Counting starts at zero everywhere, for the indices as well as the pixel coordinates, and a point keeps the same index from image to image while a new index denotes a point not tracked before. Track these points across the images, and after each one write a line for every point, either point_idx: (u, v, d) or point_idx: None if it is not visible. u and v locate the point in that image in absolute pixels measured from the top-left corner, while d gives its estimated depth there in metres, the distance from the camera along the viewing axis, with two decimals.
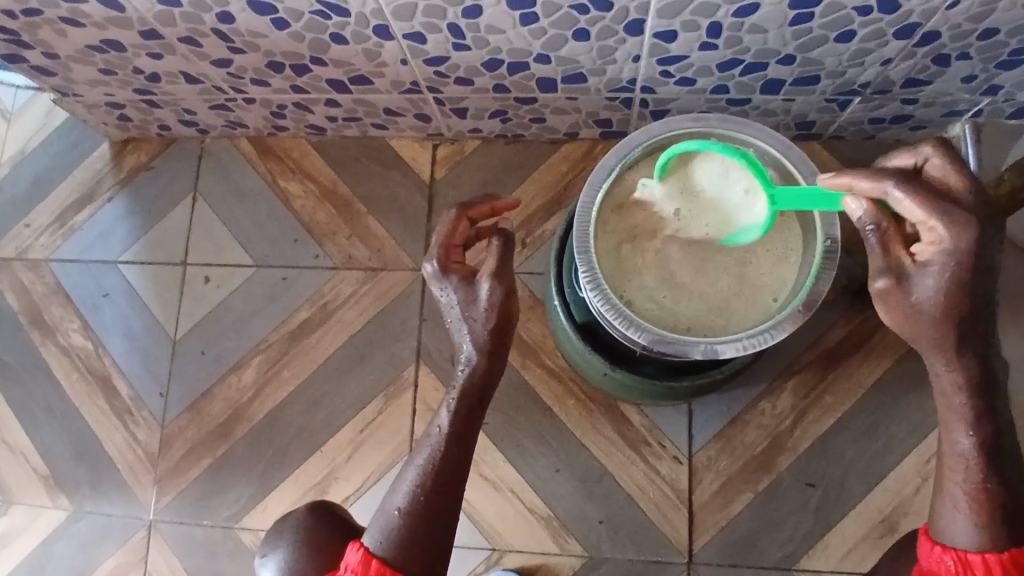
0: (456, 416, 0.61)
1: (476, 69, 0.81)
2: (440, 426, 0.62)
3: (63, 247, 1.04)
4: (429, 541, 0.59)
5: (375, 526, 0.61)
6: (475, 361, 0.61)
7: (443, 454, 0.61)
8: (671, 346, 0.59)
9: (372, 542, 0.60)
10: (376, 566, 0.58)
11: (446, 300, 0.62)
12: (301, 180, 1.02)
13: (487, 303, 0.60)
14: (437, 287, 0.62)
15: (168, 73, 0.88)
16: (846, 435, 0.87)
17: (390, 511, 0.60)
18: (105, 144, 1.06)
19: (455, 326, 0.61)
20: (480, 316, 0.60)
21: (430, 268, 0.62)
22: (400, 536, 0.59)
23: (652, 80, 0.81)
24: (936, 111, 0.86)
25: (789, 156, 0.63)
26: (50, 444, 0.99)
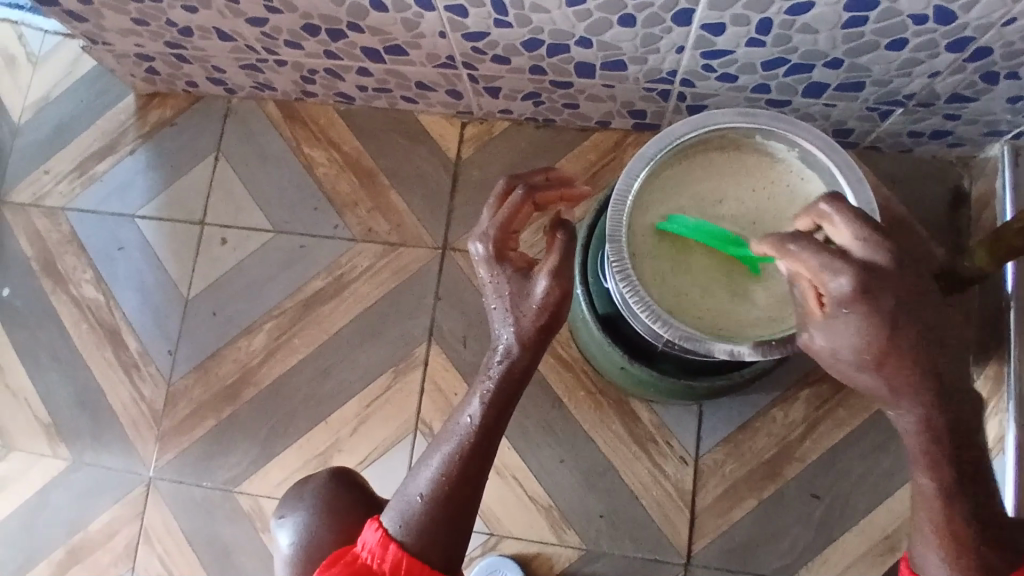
0: (488, 405, 0.58)
1: (515, 48, 0.80)
2: (470, 414, 0.59)
3: (82, 196, 1.03)
4: (450, 531, 0.57)
5: (396, 508, 0.59)
6: (505, 359, 0.58)
7: (471, 444, 0.58)
8: (697, 344, 0.59)
9: (391, 525, 0.58)
10: (392, 551, 0.57)
11: (490, 287, 0.58)
12: (325, 148, 1.01)
13: (540, 302, 0.57)
14: (484, 269, 0.58)
15: (202, 28, 0.86)
16: (855, 450, 0.86)
17: (412, 495, 0.58)
18: (130, 96, 1.05)
19: (496, 320, 0.58)
20: (528, 315, 0.57)
21: (480, 251, 0.58)
22: (421, 522, 0.57)
23: (693, 73, 0.80)
24: (978, 130, 0.84)
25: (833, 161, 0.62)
26: (54, 393, 0.98)
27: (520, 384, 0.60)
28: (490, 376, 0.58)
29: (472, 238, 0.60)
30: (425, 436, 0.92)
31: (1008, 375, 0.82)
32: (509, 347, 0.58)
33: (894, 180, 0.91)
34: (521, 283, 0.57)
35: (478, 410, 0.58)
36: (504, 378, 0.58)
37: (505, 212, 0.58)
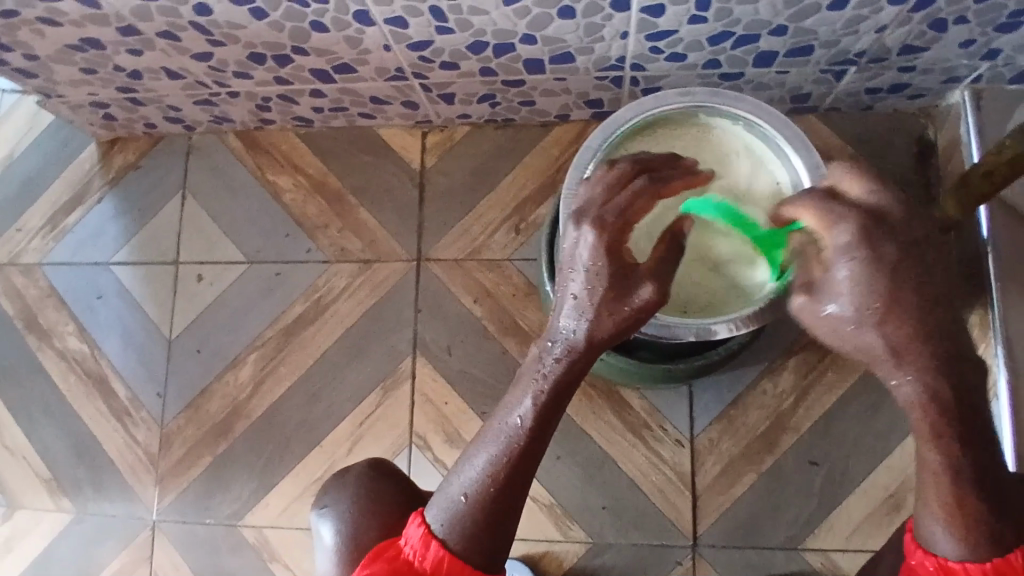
0: (542, 404, 0.51)
1: (461, 52, 0.80)
2: (521, 413, 0.52)
3: (56, 249, 1.03)
4: (494, 534, 0.52)
5: (439, 504, 0.54)
6: (567, 360, 0.50)
7: (522, 447, 0.52)
8: (664, 330, 0.59)
9: (435, 522, 0.54)
10: (435, 550, 0.53)
11: (580, 279, 0.50)
12: (290, 174, 1.01)
13: (633, 305, 0.49)
14: (584, 259, 0.50)
15: (150, 69, 0.86)
16: (848, 413, 0.86)
17: (455, 494, 0.53)
18: (93, 144, 1.05)
19: (568, 311, 0.51)
20: (612, 313, 0.49)
21: (593, 244, 0.50)
22: (462, 521, 0.52)
23: (642, 57, 0.79)
24: (935, 79, 0.83)
25: (776, 129, 0.62)
26: (51, 448, 0.99)
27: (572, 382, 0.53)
28: (546, 372, 0.51)
29: (575, 223, 0.51)
30: (421, 448, 0.92)
31: (993, 322, 0.81)
32: (575, 344, 0.50)
33: (857, 139, 0.91)
34: (622, 279, 0.49)
35: (532, 411, 0.51)
36: (563, 377, 0.51)
37: (620, 202, 0.51)
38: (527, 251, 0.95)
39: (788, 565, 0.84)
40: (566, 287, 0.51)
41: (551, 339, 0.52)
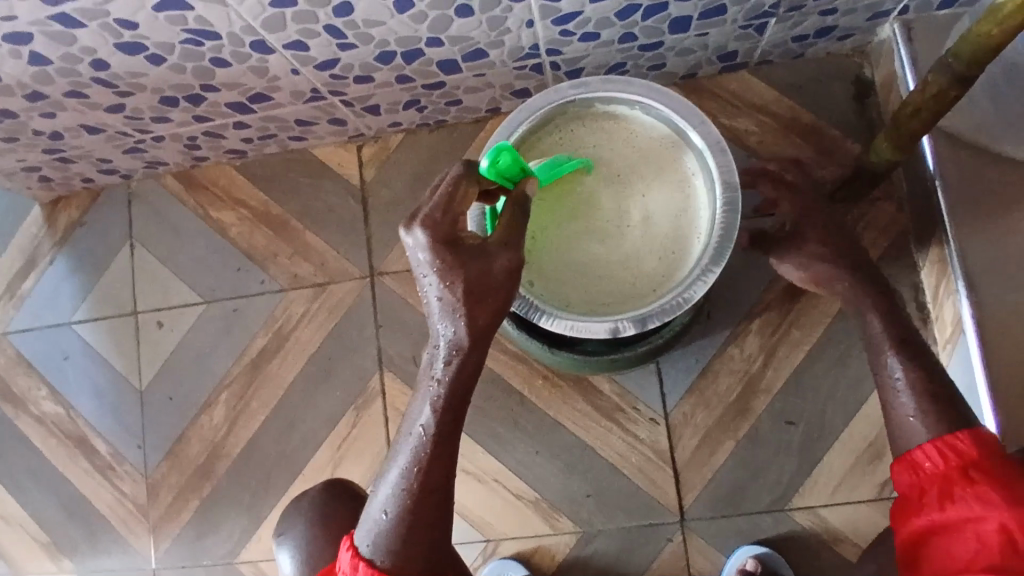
0: (443, 410, 0.52)
1: (371, 64, 0.78)
2: (423, 422, 0.53)
3: (17, 317, 1.03)
4: (421, 545, 0.54)
5: (365, 526, 0.55)
6: (453, 359, 0.50)
7: (430, 454, 0.53)
8: (582, 331, 0.56)
9: (362, 544, 0.55)
10: (363, 572, 0.54)
11: (434, 279, 0.49)
12: (233, 207, 1.00)
13: (493, 282, 0.49)
14: (427, 260, 0.48)
15: (69, 128, 0.85)
16: (818, 368, 0.85)
17: (376, 512, 0.54)
18: (36, 207, 1.05)
19: (438, 314, 0.50)
20: (482, 299, 0.49)
21: (432, 249, 0.48)
22: (387, 538, 0.54)
23: (555, 41, 0.77)
24: (860, 17, 0.81)
25: (673, 108, 0.59)
26: (43, 513, 0.99)
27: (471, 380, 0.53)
28: (438, 378, 0.52)
29: (407, 223, 0.49)
30: None
31: (948, 257, 0.79)
32: (457, 342, 0.50)
33: (793, 89, 0.89)
34: (475, 261, 0.49)
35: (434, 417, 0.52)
36: (456, 379, 0.51)
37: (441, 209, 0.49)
38: None
39: (777, 526, 0.84)
40: (426, 288, 0.50)
41: (436, 343, 0.51)
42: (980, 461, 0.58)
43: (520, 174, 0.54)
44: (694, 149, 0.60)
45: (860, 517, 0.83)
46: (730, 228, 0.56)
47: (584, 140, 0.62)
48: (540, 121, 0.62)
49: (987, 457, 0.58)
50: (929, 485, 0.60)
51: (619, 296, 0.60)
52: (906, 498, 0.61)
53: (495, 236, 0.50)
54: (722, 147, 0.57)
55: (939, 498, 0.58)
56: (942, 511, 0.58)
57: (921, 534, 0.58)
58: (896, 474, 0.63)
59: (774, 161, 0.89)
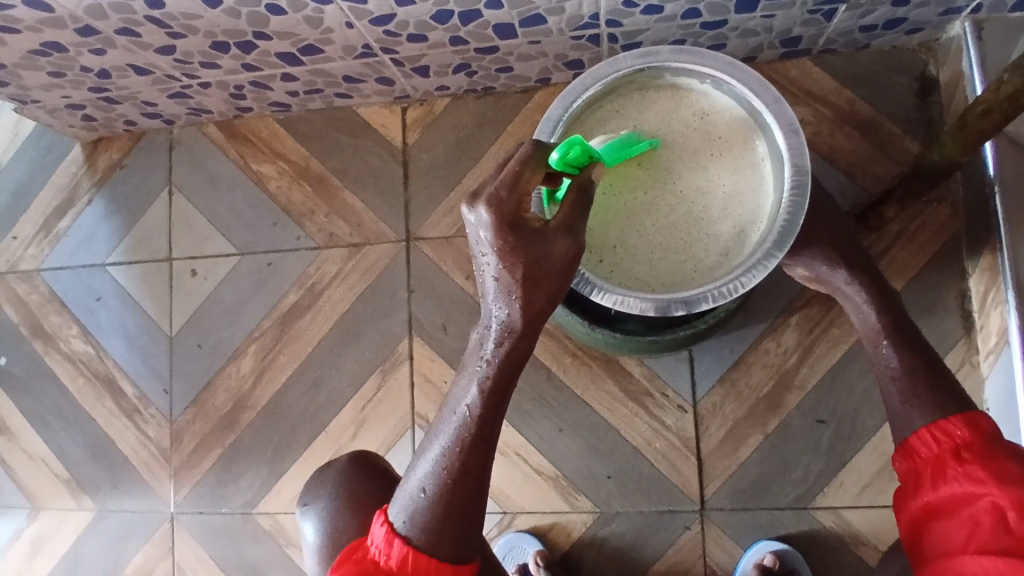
0: (487, 392, 0.52)
1: (427, 23, 0.76)
2: (468, 403, 0.53)
3: (52, 255, 1.04)
4: (457, 526, 0.54)
5: (401, 502, 0.56)
6: (505, 341, 0.50)
7: (472, 434, 0.53)
8: (628, 306, 0.55)
9: (397, 520, 0.56)
10: (398, 548, 0.55)
11: (493, 259, 0.48)
12: (273, 161, 0.99)
13: (551, 270, 0.48)
14: (488, 239, 0.47)
15: (117, 67, 0.84)
16: (855, 367, 0.84)
17: (414, 489, 0.55)
18: (76, 146, 1.05)
19: (493, 295, 0.49)
20: (539, 284, 0.48)
21: (494, 232, 0.47)
22: (424, 516, 0.55)
23: (616, 12, 0.75)
24: (931, 12, 0.77)
25: (747, 87, 0.57)
26: (67, 450, 1.01)
27: (519, 364, 0.52)
28: (486, 359, 0.52)
29: (470, 201, 0.47)
30: (424, 428, 0.92)
31: (1002, 265, 0.77)
32: (511, 325, 0.50)
33: (854, 80, 0.86)
34: (534, 246, 0.47)
35: (479, 399, 0.52)
36: (504, 362, 0.51)
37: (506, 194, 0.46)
38: None
39: (800, 524, 0.83)
40: (483, 267, 0.49)
41: (487, 323, 0.51)
42: (973, 443, 0.59)
43: (587, 161, 0.52)
44: (763, 130, 0.58)
45: (885, 521, 0.82)
46: (796, 215, 0.55)
47: (648, 110, 0.60)
48: (605, 88, 0.60)
49: (982, 441, 0.59)
50: (925, 468, 0.61)
51: (673, 274, 0.59)
52: (904, 485, 0.62)
53: (556, 219, 0.49)
54: (793, 128, 0.55)
55: (932, 479, 0.59)
56: (935, 490, 0.59)
57: (919, 516, 0.59)
58: (898, 462, 0.64)
59: (828, 153, 0.87)
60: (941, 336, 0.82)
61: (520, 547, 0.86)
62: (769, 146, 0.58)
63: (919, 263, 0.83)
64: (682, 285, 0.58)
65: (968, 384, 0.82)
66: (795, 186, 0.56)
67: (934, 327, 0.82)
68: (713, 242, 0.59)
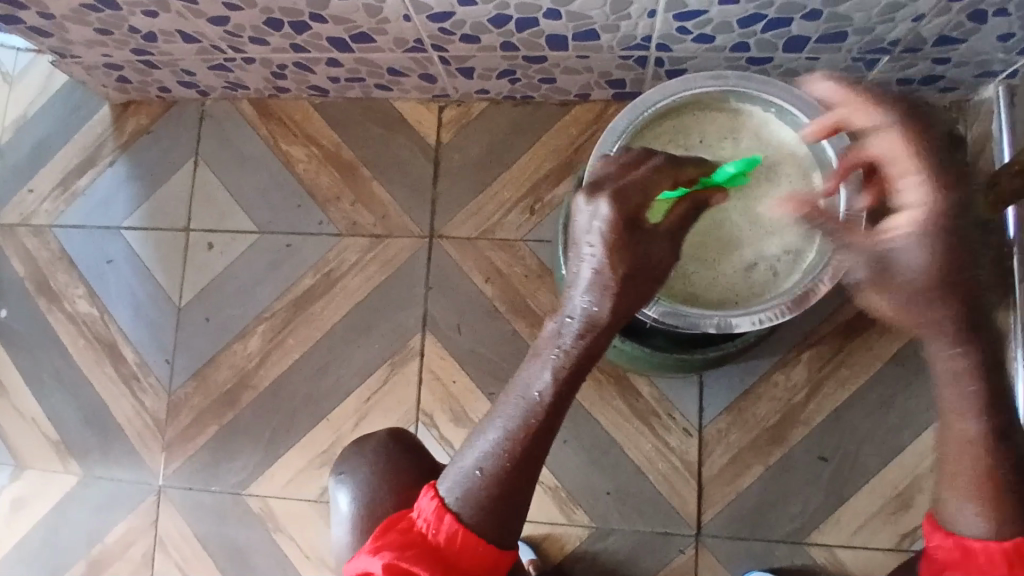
0: (562, 381, 0.52)
1: (483, 25, 0.77)
2: (539, 387, 0.52)
3: (67, 212, 1.02)
4: (507, 510, 0.54)
5: (454, 477, 0.55)
6: (587, 334, 0.50)
7: (539, 420, 0.52)
8: (672, 318, 0.57)
9: (448, 495, 0.55)
10: (449, 524, 0.54)
11: (598, 253, 0.49)
12: (304, 144, 0.99)
13: (645, 270, 0.50)
14: (600, 232, 0.49)
15: (165, 32, 0.84)
16: (861, 409, 0.85)
17: (469, 467, 0.54)
18: (105, 107, 1.04)
19: (584, 288, 0.50)
20: (633, 283, 0.50)
21: (611, 228, 0.49)
22: (477, 496, 0.54)
23: (668, 37, 0.77)
24: (967, 73, 0.80)
25: (810, 120, 0.59)
26: (59, 411, 0.99)
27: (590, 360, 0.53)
28: (565, 347, 0.51)
29: (589, 194, 0.50)
30: (427, 425, 0.92)
31: None
32: (595, 321, 0.50)
33: None
34: (639, 248, 0.50)
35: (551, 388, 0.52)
36: (582, 355, 0.51)
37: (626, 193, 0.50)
38: (541, 232, 0.94)
39: (791, 558, 0.84)
40: (583, 259, 0.50)
41: (569, 315, 0.51)
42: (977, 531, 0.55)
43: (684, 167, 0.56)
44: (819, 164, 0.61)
45: (875, 563, 0.83)
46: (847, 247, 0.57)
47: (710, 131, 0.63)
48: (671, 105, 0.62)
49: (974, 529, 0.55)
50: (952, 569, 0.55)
51: (714, 293, 0.64)
52: None
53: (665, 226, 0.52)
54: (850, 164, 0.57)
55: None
56: None
57: None
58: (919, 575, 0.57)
59: None
60: None
61: None
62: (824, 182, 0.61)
63: None
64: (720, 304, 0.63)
65: None
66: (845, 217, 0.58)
67: None
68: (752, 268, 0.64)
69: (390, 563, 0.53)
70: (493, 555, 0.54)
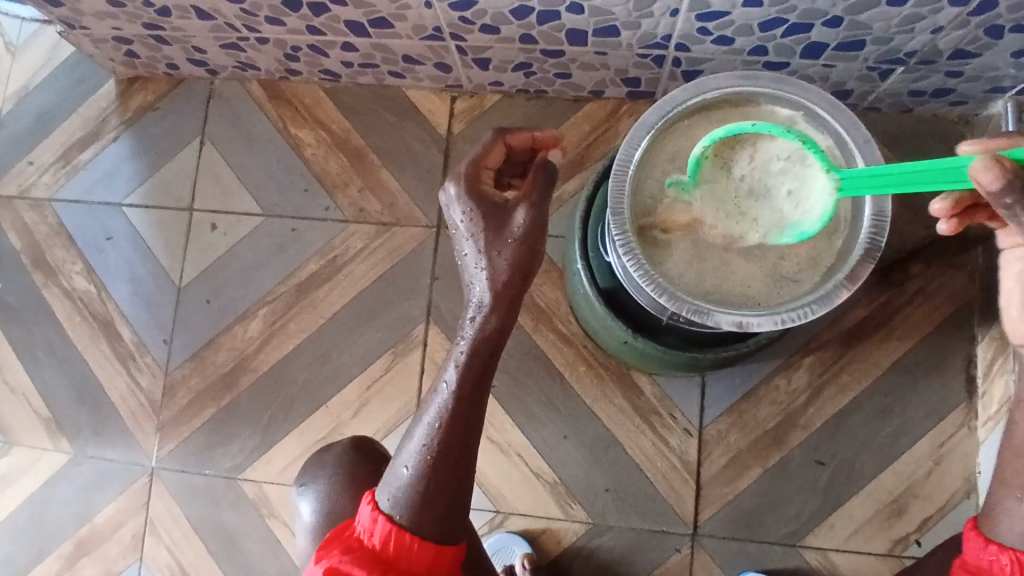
0: (464, 369, 0.55)
1: (504, 16, 0.77)
2: (446, 380, 0.55)
3: (67, 186, 1.01)
4: (443, 504, 0.56)
5: (388, 482, 0.58)
6: (491, 308, 0.53)
7: (450, 412, 0.55)
8: (704, 317, 0.57)
9: (383, 500, 0.57)
10: (382, 525, 0.56)
11: (466, 228, 0.54)
12: (313, 128, 0.98)
13: (519, 234, 0.52)
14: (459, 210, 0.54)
15: (179, 8, 0.83)
16: (860, 415, 0.86)
17: (398, 470, 0.57)
18: (111, 81, 1.02)
19: (470, 262, 0.54)
20: (500, 251, 0.53)
21: (527, 216, 0.52)
22: (410, 494, 0.56)
23: (688, 37, 0.77)
24: (979, 87, 0.81)
25: (837, 122, 0.60)
26: (51, 387, 0.97)
27: (496, 347, 0.55)
28: (465, 338, 0.54)
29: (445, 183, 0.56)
30: None
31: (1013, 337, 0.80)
32: (483, 298, 0.53)
33: (895, 142, 0.89)
34: (494, 216, 0.53)
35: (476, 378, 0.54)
36: (478, 339, 0.53)
37: (537, 178, 0.54)
38: (553, 227, 0.92)
39: (786, 560, 0.84)
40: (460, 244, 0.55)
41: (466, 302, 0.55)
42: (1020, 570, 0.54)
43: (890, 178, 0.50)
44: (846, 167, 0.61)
45: (868, 568, 0.84)
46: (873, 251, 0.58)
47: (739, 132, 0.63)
48: (700, 104, 0.63)
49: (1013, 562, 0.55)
50: None
51: (708, 287, 0.60)
52: None
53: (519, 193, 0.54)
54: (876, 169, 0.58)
55: None
56: None
57: None
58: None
59: None
60: (943, 396, 0.85)
61: (509, 548, 0.86)
62: None
63: (931, 323, 0.86)
64: (711, 299, 0.60)
65: (962, 447, 0.84)
66: (874, 222, 0.58)
67: (939, 386, 0.85)
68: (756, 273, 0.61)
69: (332, 566, 0.55)
70: (431, 550, 0.55)
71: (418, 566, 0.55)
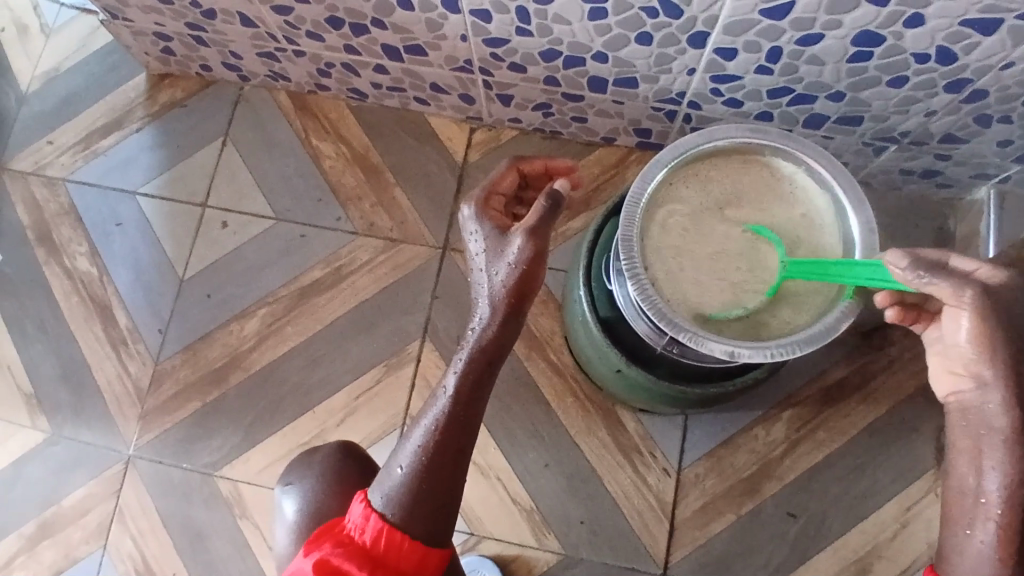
0: (466, 373, 0.56)
1: (533, 57, 0.82)
2: (447, 384, 0.56)
3: (84, 168, 1.02)
4: (434, 505, 0.56)
5: (382, 480, 0.58)
6: (491, 320, 0.55)
7: (448, 416, 0.56)
8: (699, 345, 0.61)
9: (377, 497, 0.58)
10: (373, 523, 0.56)
11: (477, 245, 0.56)
12: (334, 142, 1.02)
13: (514, 260, 0.54)
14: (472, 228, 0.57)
15: (225, 12, 0.86)
16: (832, 471, 0.89)
17: (393, 467, 0.57)
18: (142, 74, 1.05)
19: (480, 275, 0.55)
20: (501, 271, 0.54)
21: (523, 242, 0.54)
22: (403, 493, 0.56)
23: (701, 96, 0.82)
24: (964, 172, 0.87)
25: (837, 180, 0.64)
26: (37, 364, 0.97)
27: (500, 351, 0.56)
28: (466, 347, 0.56)
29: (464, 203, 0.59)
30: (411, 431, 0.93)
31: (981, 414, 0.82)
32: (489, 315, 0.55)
33: (883, 217, 0.95)
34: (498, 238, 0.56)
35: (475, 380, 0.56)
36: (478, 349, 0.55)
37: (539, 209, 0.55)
38: (554, 260, 0.96)
39: None
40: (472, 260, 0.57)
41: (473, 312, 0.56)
42: None
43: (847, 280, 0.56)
44: (843, 222, 0.65)
45: None
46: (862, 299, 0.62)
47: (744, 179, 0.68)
48: (712, 149, 0.67)
49: None
50: None
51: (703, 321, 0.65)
52: None
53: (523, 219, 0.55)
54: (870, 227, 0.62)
55: None
56: None
57: None
58: None
59: None
60: (912, 460, 0.88)
61: (480, 571, 0.86)
62: (845, 241, 0.65)
63: (906, 390, 0.90)
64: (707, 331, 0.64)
65: (928, 512, 0.87)
66: None
67: (910, 452, 0.89)
68: (730, 288, 0.66)
69: (323, 560, 0.56)
70: (420, 550, 0.56)
71: (406, 565, 0.56)
